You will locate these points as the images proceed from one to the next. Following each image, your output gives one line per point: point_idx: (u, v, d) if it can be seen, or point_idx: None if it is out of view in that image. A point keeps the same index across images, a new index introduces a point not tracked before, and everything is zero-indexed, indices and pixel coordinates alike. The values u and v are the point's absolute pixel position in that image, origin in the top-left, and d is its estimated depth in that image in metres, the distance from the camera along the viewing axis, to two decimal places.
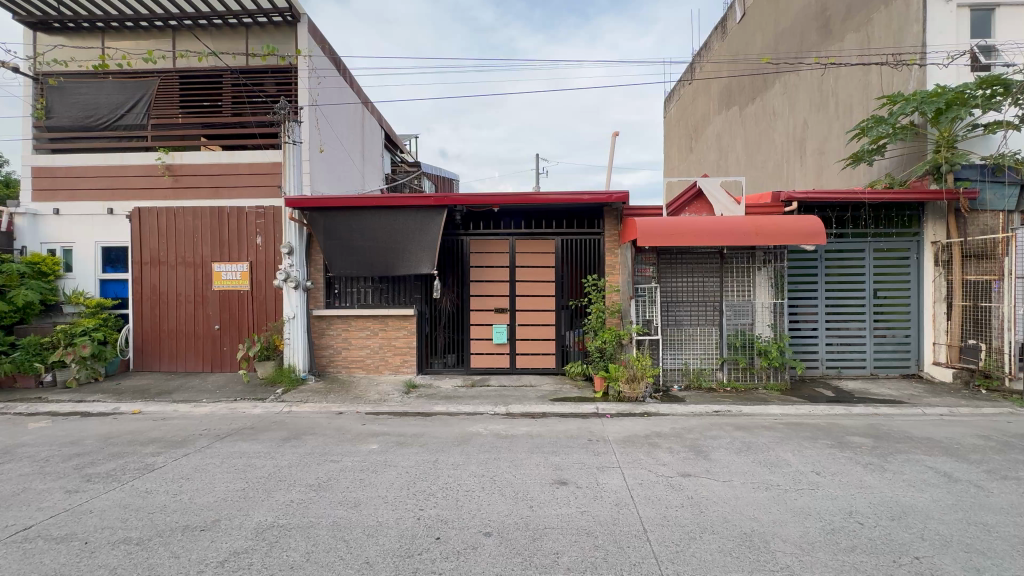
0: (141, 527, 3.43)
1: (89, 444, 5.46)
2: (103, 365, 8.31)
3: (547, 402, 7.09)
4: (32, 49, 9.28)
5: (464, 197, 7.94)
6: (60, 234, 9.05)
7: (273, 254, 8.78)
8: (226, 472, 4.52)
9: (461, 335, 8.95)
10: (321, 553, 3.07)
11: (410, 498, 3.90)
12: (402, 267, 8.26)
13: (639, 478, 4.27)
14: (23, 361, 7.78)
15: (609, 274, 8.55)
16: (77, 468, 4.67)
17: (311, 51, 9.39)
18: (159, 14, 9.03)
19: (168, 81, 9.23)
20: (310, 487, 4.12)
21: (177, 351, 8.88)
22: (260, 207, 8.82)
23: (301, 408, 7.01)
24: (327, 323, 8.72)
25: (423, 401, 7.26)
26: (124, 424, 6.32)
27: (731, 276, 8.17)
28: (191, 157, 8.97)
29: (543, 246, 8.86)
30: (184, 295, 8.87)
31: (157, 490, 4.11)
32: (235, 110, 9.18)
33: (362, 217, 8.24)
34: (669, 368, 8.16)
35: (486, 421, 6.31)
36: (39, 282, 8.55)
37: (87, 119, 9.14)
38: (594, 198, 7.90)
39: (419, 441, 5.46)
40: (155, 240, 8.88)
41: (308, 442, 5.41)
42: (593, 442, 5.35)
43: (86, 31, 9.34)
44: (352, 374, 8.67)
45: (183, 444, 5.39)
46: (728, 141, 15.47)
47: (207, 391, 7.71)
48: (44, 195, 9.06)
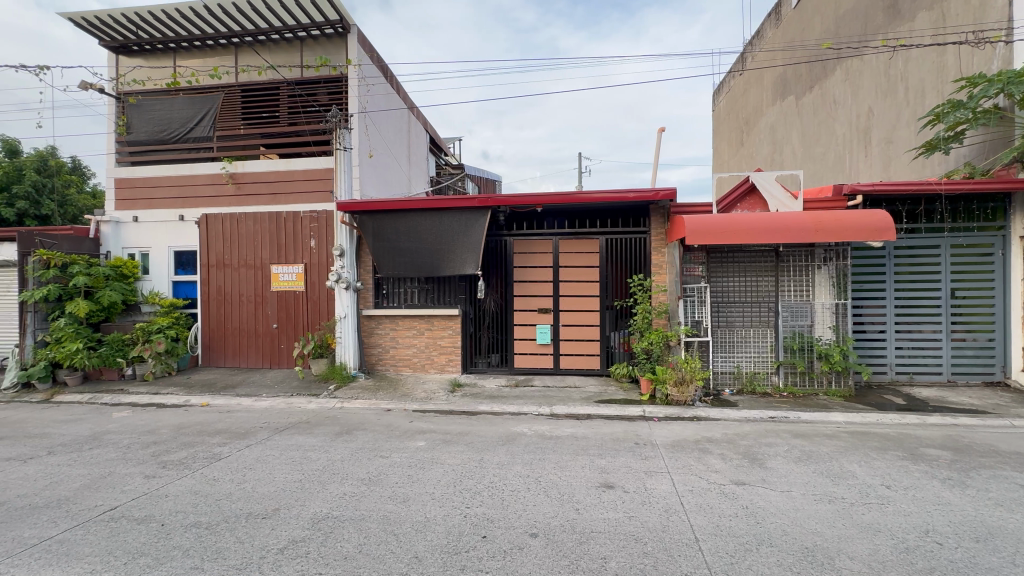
0: (210, 513, 3.67)
1: (165, 433, 5.91)
2: (175, 360, 9.00)
3: (592, 404, 7.00)
4: (115, 71, 10.17)
5: (508, 198, 7.97)
6: (139, 240, 9.86)
7: (326, 256, 9.18)
8: (284, 463, 4.77)
9: (505, 336, 9.00)
10: (372, 545, 3.17)
11: (457, 495, 3.96)
12: (448, 267, 8.40)
13: (690, 485, 4.13)
14: (109, 356, 8.52)
15: (656, 274, 8.33)
16: (154, 455, 5.07)
17: (361, 60, 9.76)
18: (223, 32, 9.64)
19: (231, 95, 9.84)
20: (361, 481, 4.27)
21: (240, 348, 9.45)
22: (314, 211, 9.25)
23: (352, 404, 7.28)
24: (376, 323, 9.02)
25: (468, 400, 7.35)
26: (194, 415, 6.80)
27: (788, 275, 7.76)
28: (252, 166, 9.54)
29: (588, 245, 8.76)
30: (245, 295, 9.43)
31: (223, 479, 4.39)
32: (291, 120, 9.65)
33: (409, 220, 8.45)
34: (720, 372, 7.83)
35: (531, 421, 6.32)
36: (122, 283, 9.31)
37: (161, 132, 9.90)
38: (640, 196, 7.72)
39: (465, 439, 5.53)
40: (220, 244, 9.50)
41: (359, 438, 5.62)
42: (640, 446, 5.23)
43: (161, 52, 10.12)
44: (400, 373, 8.91)
45: (246, 436, 5.72)
46: (783, 133, 14.69)
47: (267, 386, 8.16)
48: (125, 204, 9.90)
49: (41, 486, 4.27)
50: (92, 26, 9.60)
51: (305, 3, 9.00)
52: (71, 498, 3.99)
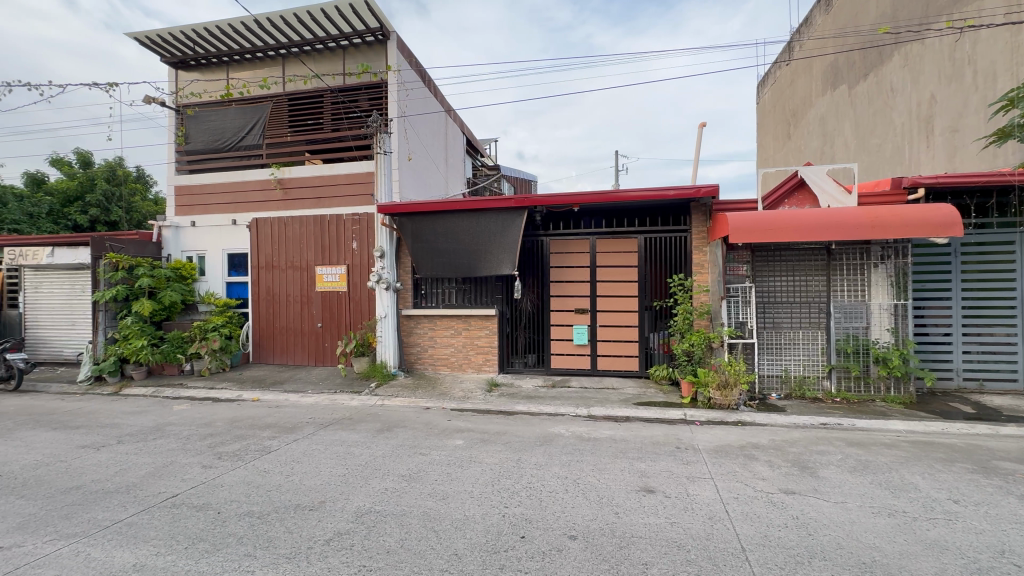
0: (261, 503, 3.85)
1: (220, 426, 6.25)
2: (229, 356, 9.50)
3: (630, 406, 6.88)
4: (174, 85, 10.85)
5: (545, 198, 7.95)
6: (196, 243, 10.47)
7: (367, 257, 9.45)
8: (329, 458, 4.94)
9: (542, 336, 8.98)
10: (413, 541, 3.23)
11: (495, 494, 3.98)
12: (485, 268, 8.47)
13: (735, 492, 3.98)
14: (170, 352, 9.14)
15: (697, 274, 8.09)
16: (211, 446, 5.37)
17: (401, 66, 9.99)
18: (271, 44, 10.11)
19: (279, 104, 10.30)
20: (402, 478, 4.37)
21: (287, 346, 9.87)
22: (356, 214, 9.55)
23: (392, 401, 7.46)
24: (415, 323, 9.20)
25: (505, 400, 7.38)
26: (246, 410, 7.16)
27: (840, 274, 7.36)
28: (298, 172, 9.94)
29: (626, 245, 8.61)
30: (292, 296, 9.84)
31: (273, 471, 4.60)
32: (334, 126, 10.00)
33: (446, 221, 8.57)
34: (766, 375, 7.51)
35: (568, 422, 6.27)
36: (181, 284, 9.92)
37: (216, 142, 10.48)
38: (680, 193, 7.51)
39: (503, 439, 5.56)
40: (269, 246, 9.96)
41: (399, 435, 5.74)
42: (681, 450, 5.09)
43: (215, 66, 10.73)
44: (438, 372, 9.06)
45: (293, 431, 5.97)
46: (835, 124, 13.94)
47: (312, 383, 8.48)
48: (183, 210, 10.54)
49: (112, 472, 4.61)
50: (154, 44, 10.28)
51: (347, 13, 9.30)
52: (139, 485, 4.28)
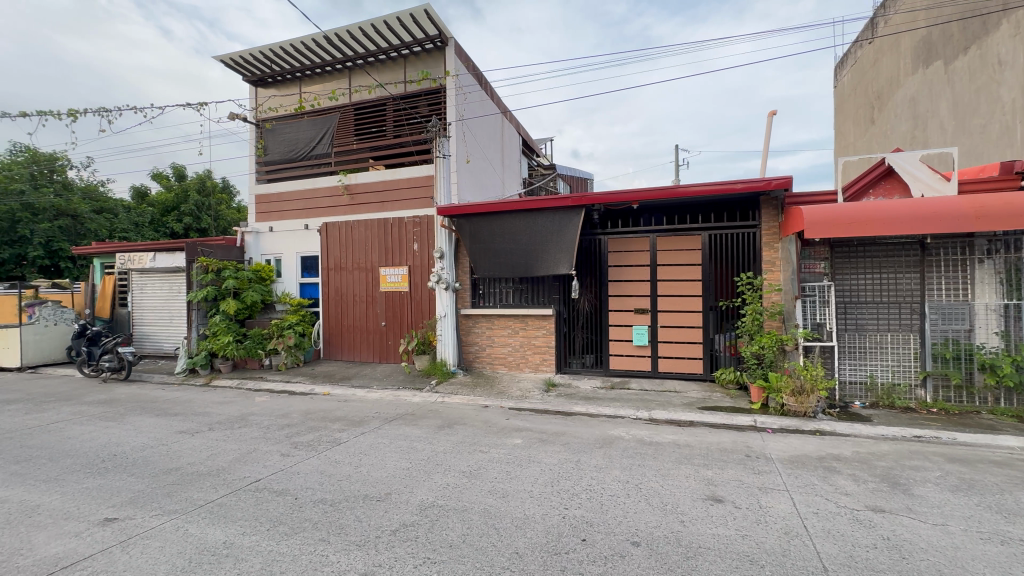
0: (333, 491, 4.08)
1: (295, 417, 6.70)
2: (302, 352, 10.16)
3: (695, 410, 6.60)
4: (254, 102, 11.78)
5: (603, 196, 7.81)
6: (273, 247, 11.27)
7: (427, 258, 9.74)
8: (394, 452, 5.14)
9: (600, 336, 8.83)
10: (475, 536, 3.29)
11: (555, 495, 3.96)
12: (542, 267, 8.45)
13: (814, 507, 3.69)
14: (252, 348, 9.95)
15: (767, 272, 7.61)
16: (288, 436, 5.77)
17: (458, 70, 10.21)
18: (339, 58, 10.70)
19: (346, 114, 10.86)
20: (463, 474, 4.46)
21: (354, 344, 10.40)
22: (417, 216, 9.88)
23: (452, 399, 7.64)
24: (473, 322, 9.37)
25: (563, 401, 7.32)
26: (318, 403, 7.62)
27: (937, 271, 6.66)
28: (363, 177, 10.43)
29: (689, 242, 8.26)
30: (359, 295, 10.36)
31: (344, 461, 4.86)
32: (396, 132, 10.39)
33: (503, 221, 8.65)
34: (848, 382, 6.91)
35: (628, 425, 6.12)
36: (261, 285, 10.71)
37: (290, 152, 11.24)
38: (748, 186, 7.10)
39: (562, 439, 5.52)
40: (338, 249, 10.56)
41: (459, 432, 5.88)
42: (752, 459, 4.80)
43: (289, 81, 11.52)
44: (496, 371, 9.16)
45: (361, 424, 6.27)
46: (928, 105, 12.59)
47: (377, 379, 8.88)
48: (263, 217, 11.40)
49: (205, 456, 5.08)
50: (237, 65, 11.20)
51: (407, 22, 9.65)
52: (227, 469, 4.68)
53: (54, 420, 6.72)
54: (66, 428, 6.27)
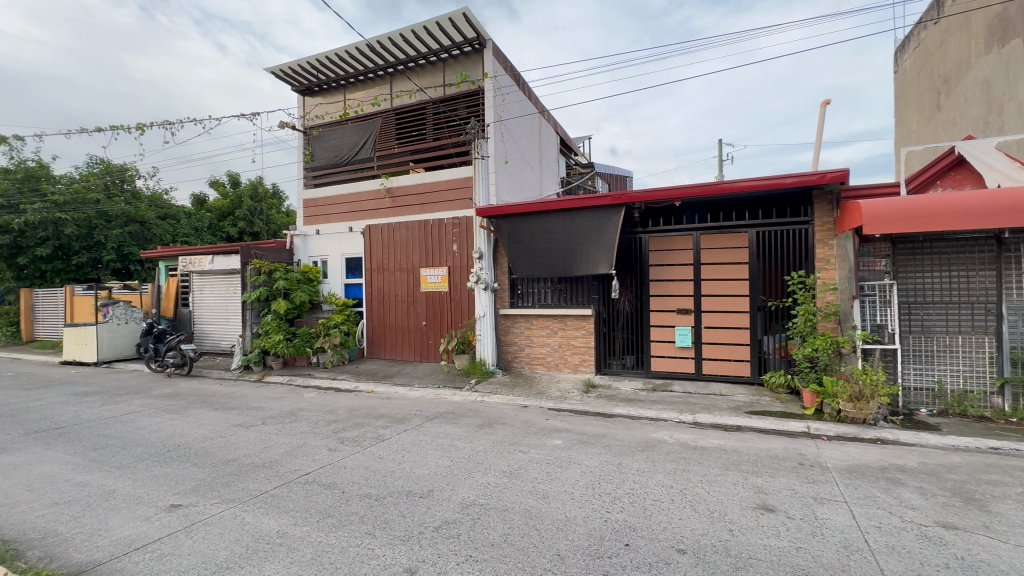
0: (378, 487, 4.19)
1: (341, 413, 6.94)
2: (347, 351, 10.55)
3: (742, 415, 6.34)
4: (302, 110, 12.30)
5: (643, 194, 7.64)
6: (320, 249, 11.72)
7: (467, 258, 9.84)
8: (435, 449, 5.23)
9: (641, 337, 8.65)
10: (517, 537, 3.29)
11: (597, 498, 3.90)
12: (581, 267, 8.37)
13: (877, 521, 3.47)
14: (301, 346, 10.41)
15: (821, 271, 7.23)
16: (335, 432, 5.98)
17: (496, 72, 10.27)
18: (381, 64, 11.00)
19: (387, 119, 11.16)
20: (503, 473, 4.48)
21: (396, 343, 10.67)
22: (456, 218, 10.01)
23: (491, 398, 7.68)
24: (512, 322, 9.39)
25: (603, 402, 7.21)
26: (363, 400, 7.87)
27: (1015, 268, 6.14)
28: (404, 180, 10.67)
29: (735, 240, 7.95)
30: (400, 295, 10.61)
31: (388, 458, 4.98)
32: (436, 135, 10.56)
33: (541, 221, 8.63)
34: (913, 388, 6.45)
35: (671, 429, 5.96)
36: (309, 285, 11.17)
37: (335, 157, 11.66)
38: (799, 180, 6.76)
39: (602, 441, 5.44)
40: (380, 251, 10.86)
41: (499, 431, 5.90)
42: (805, 467, 4.55)
43: (334, 89, 11.95)
44: (534, 371, 9.15)
45: (403, 422, 6.42)
46: (1004, 87, 11.59)
47: (418, 378, 9.07)
48: (310, 221, 11.88)
49: (259, 448, 5.35)
50: (286, 75, 11.73)
51: (446, 27, 9.80)
52: (279, 461, 4.91)
53: (126, 411, 7.27)
54: (136, 419, 6.76)
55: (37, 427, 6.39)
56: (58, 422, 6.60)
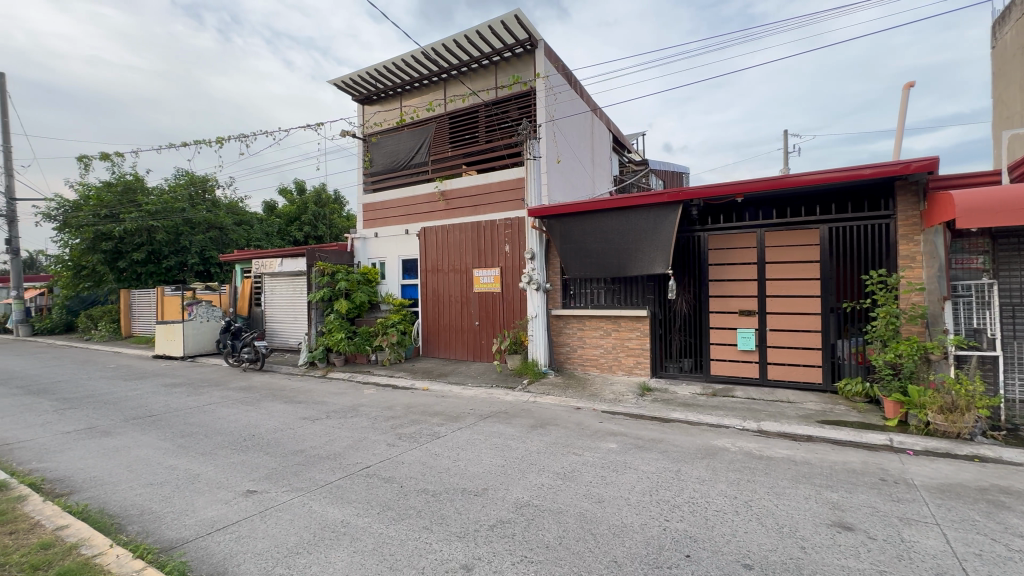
0: (435, 483, 4.30)
1: (399, 410, 7.18)
2: (403, 349, 10.91)
3: (813, 424, 5.91)
4: (362, 119, 12.88)
5: (702, 190, 7.32)
6: (378, 251, 12.19)
7: (518, 259, 9.86)
8: (489, 448, 5.28)
9: (700, 340, 8.30)
10: (572, 540, 3.25)
11: (655, 505, 3.78)
12: (636, 267, 8.15)
13: (976, 547, 3.11)
14: (361, 344, 10.88)
15: (904, 269, 6.61)
16: (393, 427, 6.20)
17: (548, 72, 10.25)
18: (435, 71, 11.31)
19: (441, 124, 11.42)
20: (557, 475, 4.44)
21: (450, 342, 10.91)
22: (508, 219, 10.07)
23: (544, 399, 7.67)
24: (564, 322, 9.32)
25: (660, 406, 6.98)
26: (419, 397, 8.10)
27: None
28: (458, 183, 10.88)
29: (804, 237, 7.45)
30: (454, 296, 10.83)
31: (443, 455, 5.09)
32: (488, 138, 10.68)
33: (595, 221, 8.50)
34: (1017, 401, 5.70)
35: (734, 436, 5.67)
36: (368, 286, 11.65)
37: (391, 163, 12.09)
38: (879, 171, 6.22)
39: (659, 447, 5.26)
40: (435, 253, 11.14)
41: (552, 432, 5.87)
42: (889, 484, 4.17)
43: (392, 97, 12.42)
44: (587, 372, 9.03)
45: (457, 420, 6.54)
46: None
47: (472, 377, 9.22)
48: (369, 224, 12.39)
49: (324, 441, 5.64)
50: (348, 86, 12.32)
51: (499, 30, 9.90)
52: (342, 454, 5.15)
53: (208, 402, 7.92)
54: (217, 409, 7.35)
55: (135, 414, 7.10)
56: (152, 410, 7.30)
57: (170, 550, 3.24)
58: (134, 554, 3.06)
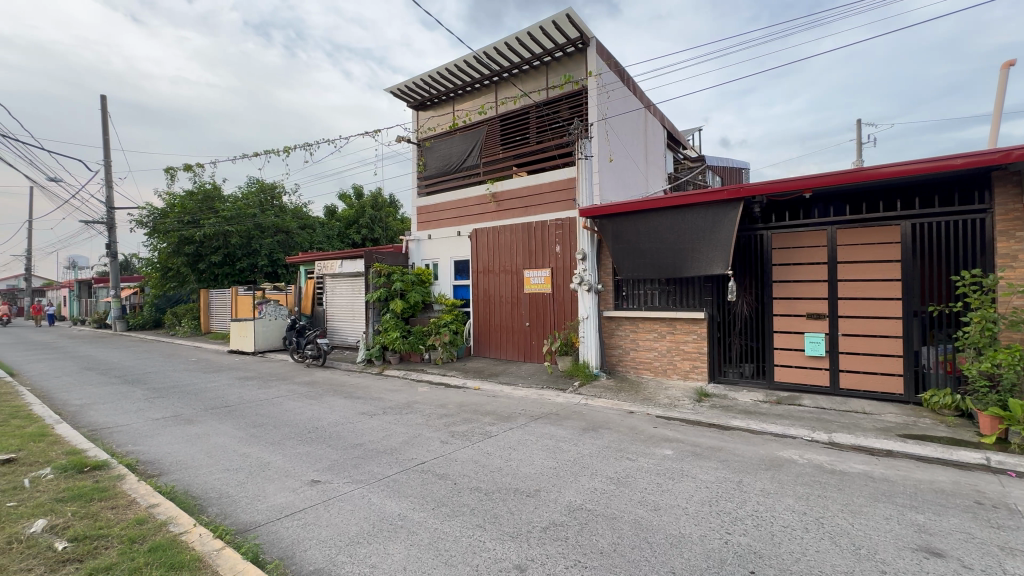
0: (487, 482, 4.34)
1: (451, 408, 7.33)
2: (455, 348, 11.11)
3: (893, 438, 5.43)
4: (417, 125, 13.29)
5: (766, 186, 6.93)
6: (431, 253, 12.51)
7: (569, 260, 9.78)
8: (541, 449, 5.27)
9: (762, 344, 7.87)
10: (626, 548, 3.18)
11: (715, 516, 3.62)
12: (692, 268, 7.84)
13: None
14: (415, 342, 11.22)
15: (1003, 269, 5.95)
16: (447, 425, 6.33)
17: (600, 70, 10.10)
18: (487, 74, 11.46)
19: (492, 126, 11.56)
20: (611, 480, 4.36)
21: (501, 343, 10.99)
22: (559, 219, 10.01)
23: (596, 402, 7.55)
24: (616, 324, 9.14)
25: (719, 413, 6.67)
26: (471, 396, 8.23)
27: None
28: (509, 184, 10.96)
29: (883, 235, 6.87)
30: (505, 297, 10.91)
31: (495, 454, 5.14)
32: (539, 138, 10.68)
33: (649, 220, 8.27)
34: None
35: (802, 447, 5.32)
36: (422, 286, 11.97)
37: (444, 166, 12.37)
38: (972, 161, 5.63)
39: (718, 455, 5.03)
40: (486, 254, 11.28)
41: (605, 436, 5.77)
42: (986, 508, 3.75)
43: (445, 102, 12.73)
44: (640, 376, 8.79)
45: (509, 420, 6.58)
46: None
47: (523, 377, 9.25)
48: (423, 226, 12.75)
49: (381, 436, 5.85)
50: (403, 94, 12.75)
51: (550, 30, 9.88)
52: (398, 449, 5.32)
53: (276, 395, 8.44)
54: (284, 402, 7.83)
55: (213, 404, 7.70)
56: (227, 401, 7.88)
57: (245, 532, 3.48)
58: (214, 534, 3.31)
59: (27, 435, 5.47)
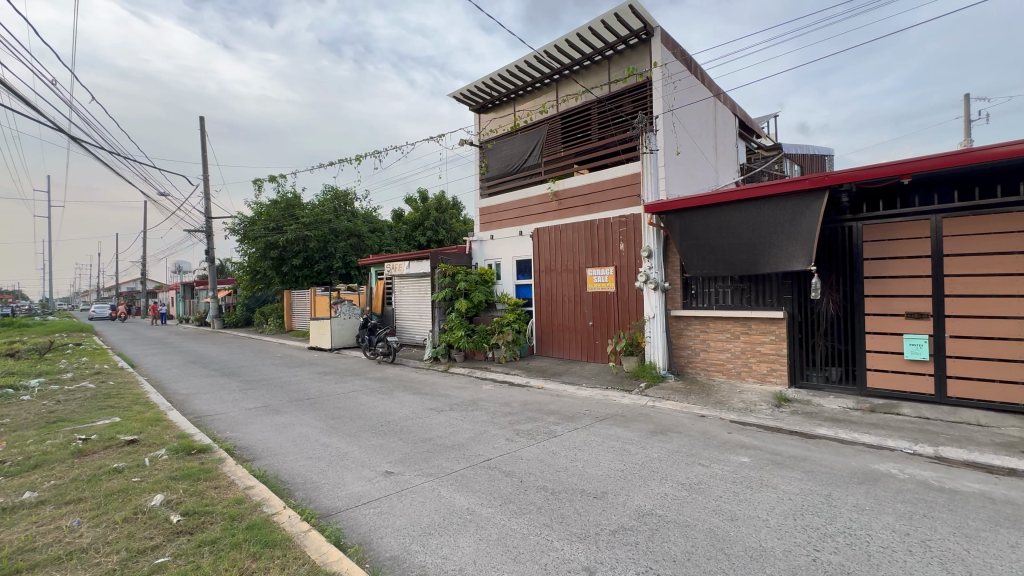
0: (553, 481, 4.32)
1: (515, 406, 7.40)
2: (518, 347, 11.17)
3: (1017, 455, 4.75)
4: (479, 127, 13.55)
5: (858, 172, 6.30)
6: (494, 253, 12.69)
7: (634, 258, 9.53)
8: (608, 451, 5.18)
9: (851, 346, 7.20)
10: (701, 557, 3.04)
11: (799, 531, 3.36)
12: (769, 264, 7.35)
13: None
14: (479, 341, 11.46)
15: None
16: (512, 423, 6.39)
17: (666, 60, 9.72)
18: (547, 73, 11.42)
19: (554, 125, 11.52)
20: (682, 486, 4.18)
21: (564, 342, 10.94)
22: (623, 216, 9.77)
23: (664, 404, 7.30)
24: (685, 324, 8.78)
25: (801, 420, 6.20)
26: (534, 395, 8.25)
27: None
28: (570, 182, 10.87)
29: (1001, 223, 6.07)
30: (567, 295, 10.84)
31: (561, 453, 5.12)
32: (601, 134, 10.49)
33: (721, 214, 7.84)
34: None
35: (902, 460, 4.81)
36: (485, 286, 12.17)
37: (505, 166, 12.51)
38: None
39: (802, 465, 4.67)
40: (548, 253, 11.25)
41: (674, 440, 5.55)
42: None
43: (506, 103, 12.85)
44: (712, 378, 8.37)
45: (573, 420, 6.52)
46: None
47: (586, 377, 9.14)
48: (486, 227, 12.98)
49: (448, 432, 6.02)
50: (465, 97, 13.03)
51: (612, 23, 9.66)
52: (465, 445, 5.46)
53: (350, 390, 8.96)
54: (358, 396, 8.28)
55: (296, 397, 8.31)
56: (309, 394, 8.49)
57: (328, 517, 3.72)
58: (302, 517, 3.57)
59: (146, 420, 6.21)
